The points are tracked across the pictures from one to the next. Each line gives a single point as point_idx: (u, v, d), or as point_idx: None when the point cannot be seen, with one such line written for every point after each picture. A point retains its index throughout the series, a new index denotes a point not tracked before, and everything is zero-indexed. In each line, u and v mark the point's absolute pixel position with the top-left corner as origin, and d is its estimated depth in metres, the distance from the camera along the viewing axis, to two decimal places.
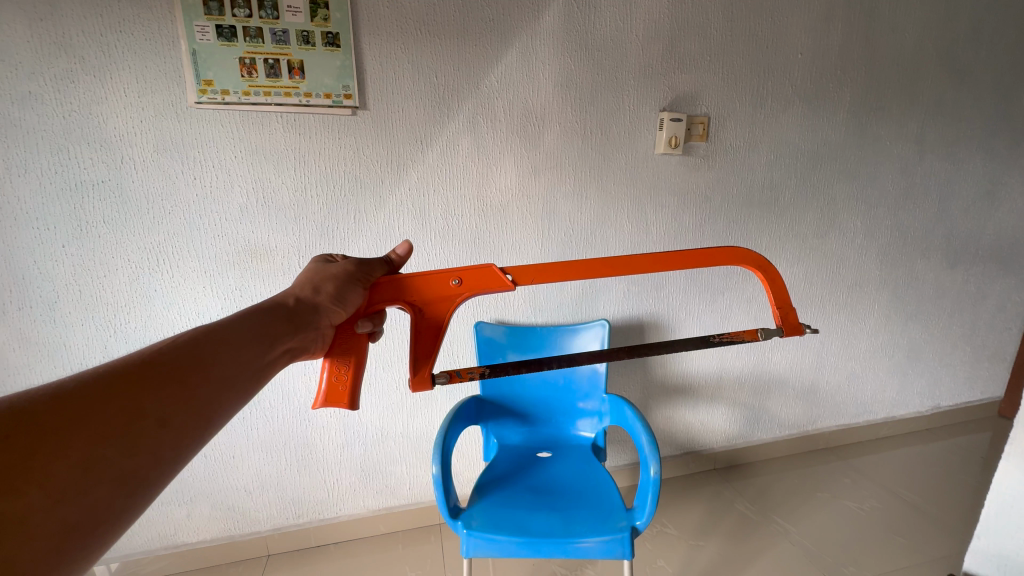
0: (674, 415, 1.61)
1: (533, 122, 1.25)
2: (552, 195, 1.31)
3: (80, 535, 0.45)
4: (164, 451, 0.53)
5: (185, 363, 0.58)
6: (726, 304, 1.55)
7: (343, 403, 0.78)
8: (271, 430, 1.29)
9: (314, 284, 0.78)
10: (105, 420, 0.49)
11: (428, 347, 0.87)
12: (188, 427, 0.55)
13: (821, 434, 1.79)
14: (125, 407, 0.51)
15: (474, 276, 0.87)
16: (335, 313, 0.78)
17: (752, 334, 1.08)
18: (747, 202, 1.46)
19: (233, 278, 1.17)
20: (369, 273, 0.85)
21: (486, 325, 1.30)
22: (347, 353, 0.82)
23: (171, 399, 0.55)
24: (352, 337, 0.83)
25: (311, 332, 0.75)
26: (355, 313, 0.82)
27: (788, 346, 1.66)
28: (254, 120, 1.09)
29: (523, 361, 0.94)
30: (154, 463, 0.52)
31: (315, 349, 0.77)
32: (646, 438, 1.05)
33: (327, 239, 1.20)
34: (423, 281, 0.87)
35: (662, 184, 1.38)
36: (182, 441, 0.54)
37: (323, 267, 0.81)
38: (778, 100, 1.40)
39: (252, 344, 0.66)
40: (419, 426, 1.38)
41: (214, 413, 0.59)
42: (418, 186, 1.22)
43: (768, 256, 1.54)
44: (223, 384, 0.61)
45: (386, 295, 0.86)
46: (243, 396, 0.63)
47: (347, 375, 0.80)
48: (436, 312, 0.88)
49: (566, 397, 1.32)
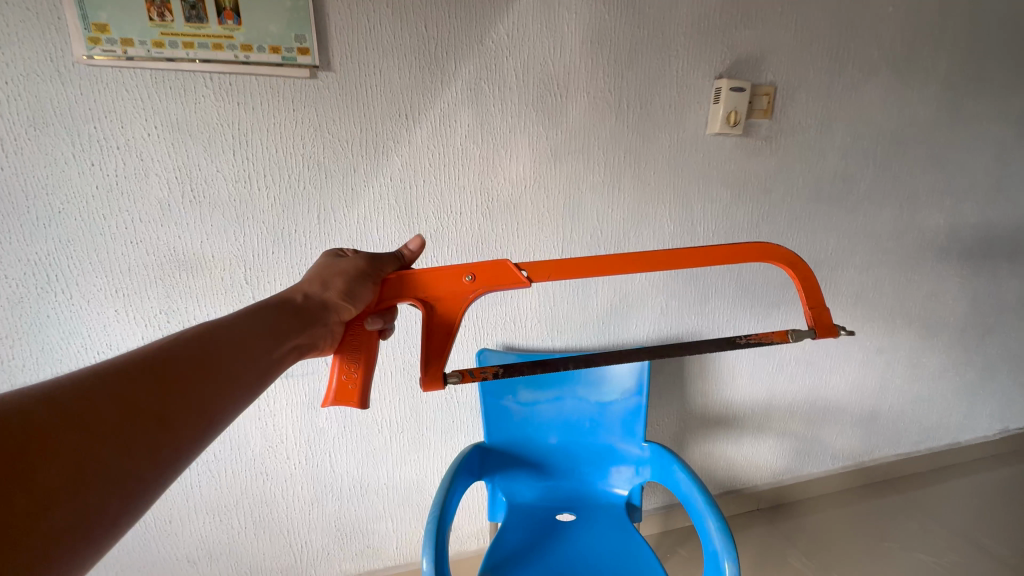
0: (715, 450, 1.35)
1: (554, 92, 0.95)
2: (577, 187, 1.01)
3: (70, 543, 0.38)
4: (163, 453, 0.45)
5: (185, 359, 0.51)
6: (782, 319, 1.28)
7: (354, 403, 0.68)
8: (220, 487, 1.02)
9: (323, 281, 0.68)
10: (99, 417, 0.42)
11: (441, 346, 0.74)
12: (189, 428, 0.48)
13: (880, 465, 1.54)
14: (124, 401, 0.44)
15: (489, 271, 0.74)
16: (345, 310, 0.68)
17: (780, 336, 0.86)
18: (815, 195, 1.18)
19: (158, 300, 0.88)
20: (381, 269, 0.73)
21: (491, 353, 1.03)
22: (357, 350, 0.71)
23: (168, 397, 0.47)
24: (361, 333, 0.72)
25: (320, 330, 0.65)
26: (364, 310, 0.71)
27: (849, 366, 1.39)
28: (173, 84, 0.79)
29: (542, 363, 0.78)
30: (150, 465, 0.44)
31: (323, 347, 0.67)
32: (713, 522, 0.78)
33: (282, 246, 0.90)
34: (434, 275, 0.73)
35: (714, 172, 1.09)
36: (181, 443, 0.47)
37: (330, 261, 0.70)
38: (860, 66, 1.11)
39: (259, 338, 0.59)
40: (408, 474, 1.12)
41: (220, 414, 0.51)
42: (403, 175, 0.92)
43: (834, 261, 1.26)
44: (226, 382, 0.53)
45: (394, 292, 0.73)
46: (248, 396, 0.55)
47: (357, 373, 0.70)
48: (448, 310, 0.74)
49: (592, 443, 1.06)
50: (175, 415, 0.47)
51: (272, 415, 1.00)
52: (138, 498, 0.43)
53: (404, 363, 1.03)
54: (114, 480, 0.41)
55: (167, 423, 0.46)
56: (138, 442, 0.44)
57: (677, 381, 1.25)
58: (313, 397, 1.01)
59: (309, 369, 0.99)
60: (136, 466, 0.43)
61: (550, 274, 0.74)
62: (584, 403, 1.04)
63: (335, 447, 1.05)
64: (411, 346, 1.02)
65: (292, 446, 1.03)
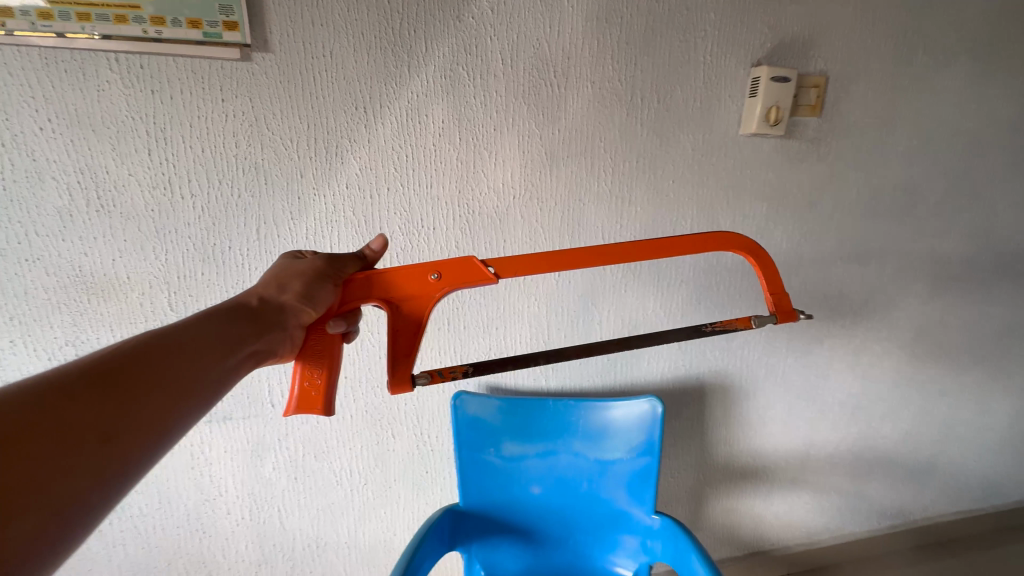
0: (739, 505, 1.16)
1: (550, 81, 0.77)
2: (578, 198, 0.83)
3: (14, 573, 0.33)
4: (107, 468, 0.39)
5: (130, 364, 0.43)
6: (825, 355, 1.07)
7: (318, 411, 0.59)
8: (149, 545, 0.87)
9: (281, 282, 0.58)
10: (30, 434, 0.36)
11: (408, 348, 0.64)
12: (139, 439, 0.41)
13: (938, 526, 1.30)
14: (58, 416, 0.38)
15: (460, 269, 0.64)
16: (306, 313, 0.58)
17: (744, 322, 0.75)
18: (870, 210, 0.97)
19: (64, 329, 0.73)
20: (342, 269, 0.63)
21: (469, 402, 0.83)
22: (319, 356, 0.61)
23: (110, 408, 0.40)
24: (323, 338, 0.61)
25: (281, 335, 0.56)
26: (326, 313, 0.61)
27: (902, 411, 1.18)
28: (68, 66, 0.63)
29: (513, 358, 0.71)
30: (93, 484, 0.38)
31: (283, 353, 0.57)
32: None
33: (213, 266, 0.75)
34: (404, 272, 0.63)
35: (746, 181, 0.89)
36: (130, 455, 0.40)
37: (288, 263, 0.61)
38: (933, 53, 0.90)
39: (214, 340, 0.50)
40: (373, 532, 0.95)
41: (173, 423, 0.44)
42: (361, 183, 0.75)
43: (891, 289, 1.05)
44: (180, 386, 0.45)
45: (361, 292, 0.63)
46: (209, 402, 0.48)
47: (321, 378, 0.60)
48: (416, 312, 0.64)
49: (591, 510, 0.86)
50: (119, 427, 0.40)
51: (209, 463, 0.85)
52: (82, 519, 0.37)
53: (366, 406, 0.87)
54: (51, 503, 0.35)
55: (112, 436, 0.39)
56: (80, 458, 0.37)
57: (695, 427, 1.06)
58: (258, 444, 0.85)
59: (252, 410, 0.83)
60: (78, 484, 0.37)
61: (522, 269, 0.66)
62: (582, 460, 0.86)
63: (285, 500, 0.89)
64: (375, 385, 0.86)
65: (234, 499, 0.87)
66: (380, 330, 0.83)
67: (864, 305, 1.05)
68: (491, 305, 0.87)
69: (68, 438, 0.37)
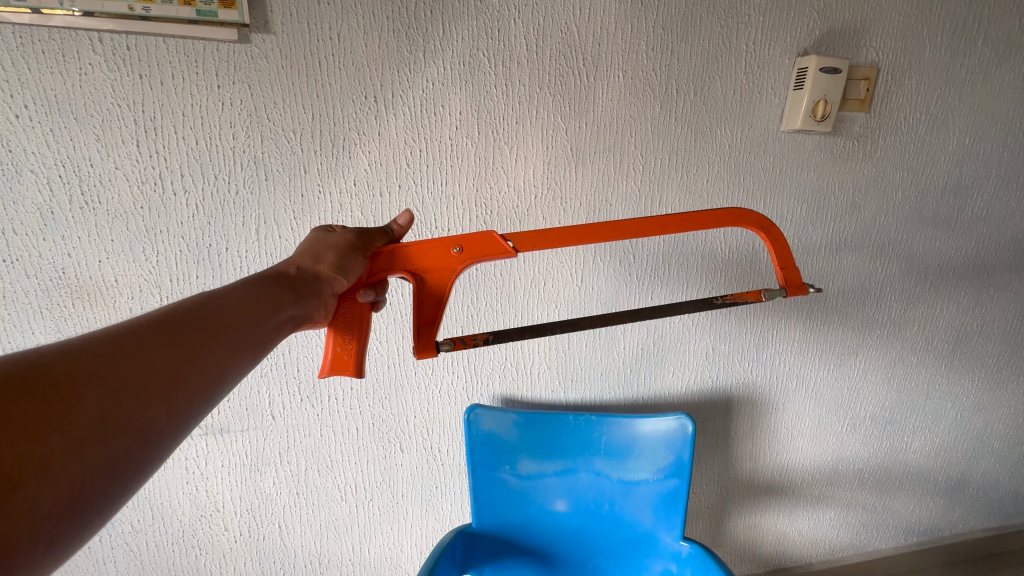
0: (761, 521, 1.11)
1: (578, 70, 0.70)
2: (605, 198, 0.77)
3: (79, 498, 0.33)
4: (142, 436, 0.36)
5: (180, 322, 0.42)
6: (859, 367, 1.01)
7: (350, 373, 0.55)
8: (142, 562, 0.82)
9: (313, 253, 0.54)
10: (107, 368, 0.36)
11: (431, 317, 0.58)
12: (175, 404, 0.39)
13: (967, 544, 1.25)
14: (81, 386, 0.35)
15: (481, 243, 0.58)
16: (339, 282, 0.54)
17: (754, 296, 0.67)
18: (915, 213, 0.90)
19: (47, 335, 0.67)
20: (370, 242, 0.57)
21: (484, 414, 0.78)
22: (351, 322, 0.56)
23: (144, 373, 0.38)
24: (353, 306, 0.56)
25: (316, 302, 0.53)
26: (357, 283, 0.56)
27: (936, 426, 1.11)
28: (46, 47, 0.57)
29: (532, 328, 0.63)
30: (164, 417, 0.38)
31: (318, 319, 0.54)
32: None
33: (208, 269, 0.68)
34: (425, 244, 0.57)
35: (786, 181, 0.82)
36: (163, 422, 0.38)
37: (319, 235, 0.56)
38: (994, 43, 0.82)
39: (261, 302, 0.47)
40: (379, 549, 0.90)
41: (226, 373, 0.43)
42: (370, 180, 0.69)
43: (933, 298, 0.98)
44: (218, 349, 0.43)
45: (387, 265, 0.57)
46: (256, 356, 0.46)
47: (353, 341, 0.56)
48: (439, 288, 0.58)
49: (611, 532, 0.81)
50: (166, 385, 0.38)
51: (205, 478, 0.79)
52: (114, 491, 0.35)
53: (373, 418, 0.81)
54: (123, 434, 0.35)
55: (147, 401, 0.37)
56: (138, 406, 0.36)
57: (719, 441, 1.00)
58: (256, 458, 0.80)
59: (251, 422, 0.78)
60: (151, 416, 0.37)
61: (539, 243, 0.59)
62: (604, 480, 0.80)
63: (286, 516, 0.84)
64: (383, 396, 0.80)
65: (232, 515, 0.82)
66: (388, 338, 0.77)
67: (903, 315, 0.98)
68: (508, 312, 0.81)
69: (121, 388, 0.36)
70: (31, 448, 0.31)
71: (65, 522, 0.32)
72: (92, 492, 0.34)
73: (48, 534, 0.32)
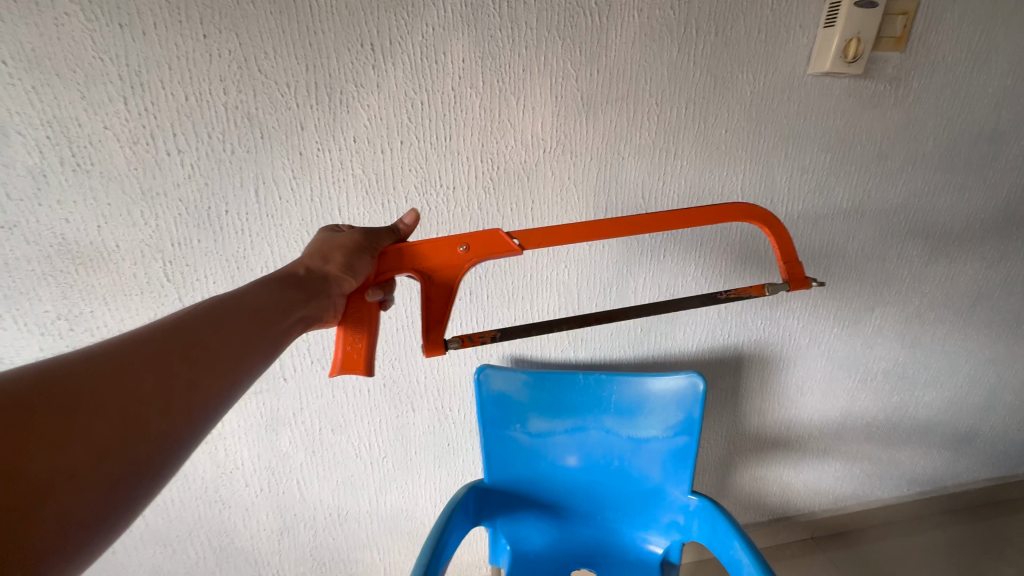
0: (765, 473, 1.13)
1: (590, 9, 0.65)
2: (618, 151, 0.73)
3: (102, 506, 0.34)
4: (162, 443, 0.38)
5: (194, 327, 0.42)
6: (875, 324, 0.99)
7: (360, 371, 0.53)
8: (169, 516, 0.85)
9: (322, 253, 0.54)
10: (126, 376, 0.37)
11: (439, 316, 0.58)
12: (194, 409, 0.40)
13: (965, 492, 1.29)
14: (101, 395, 0.36)
15: (488, 241, 0.57)
16: (348, 282, 0.53)
17: (758, 290, 0.64)
18: (945, 163, 0.85)
19: (54, 302, 0.67)
20: (377, 242, 0.57)
21: (494, 376, 0.78)
22: (359, 322, 0.55)
23: (163, 380, 0.39)
24: (363, 306, 0.56)
25: (326, 303, 0.52)
26: (365, 283, 0.56)
27: (948, 381, 1.11)
28: None
29: (538, 324, 0.62)
30: (184, 423, 0.39)
31: (329, 319, 0.54)
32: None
33: (209, 232, 0.67)
34: (432, 243, 0.57)
35: (810, 130, 0.78)
36: (183, 428, 0.39)
37: (327, 234, 0.55)
38: None
39: (270, 304, 0.48)
40: (395, 502, 0.93)
41: (242, 376, 0.44)
42: (370, 136, 0.66)
43: (956, 252, 0.95)
44: (233, 352, 0.43)
45: (394, 264, 0.57)
46: (270, 358, 0.46)
47: (362, 341, 0.55)
48: (448, 286, 0.58)
49: (621, 487, 0.82)
50: (184, 392, 0.39)
51: (223, 438, 0.81)
52: (137, 496, 0.36)
53: (384, 379, 0.82)
54: (144, 441, 0.36)
55: (166, 409, 0.38)
56: (158, 413, 0.37)
57: (728, 397, 1.01)
58: (272, 418, 0.81)
59: (263, 384, 0.79)
60: (172, 423, 0.38)
61: (544, 241, 0.57)
62: (614, 437, 0.81)
63: (304, 472, 0.87)
64: (393, 357, 0.80)
65: (251, 472, 0.85)
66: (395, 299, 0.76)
67: (924, 271, 0.95)
68: (516, 272, 0.79)
69: (139, 396, 0.37)
70: (53, 453, 0.32)
71: (92, 526, 0.34)
72: (117, 496, 0.35)
73: (76, 537, 0.33)
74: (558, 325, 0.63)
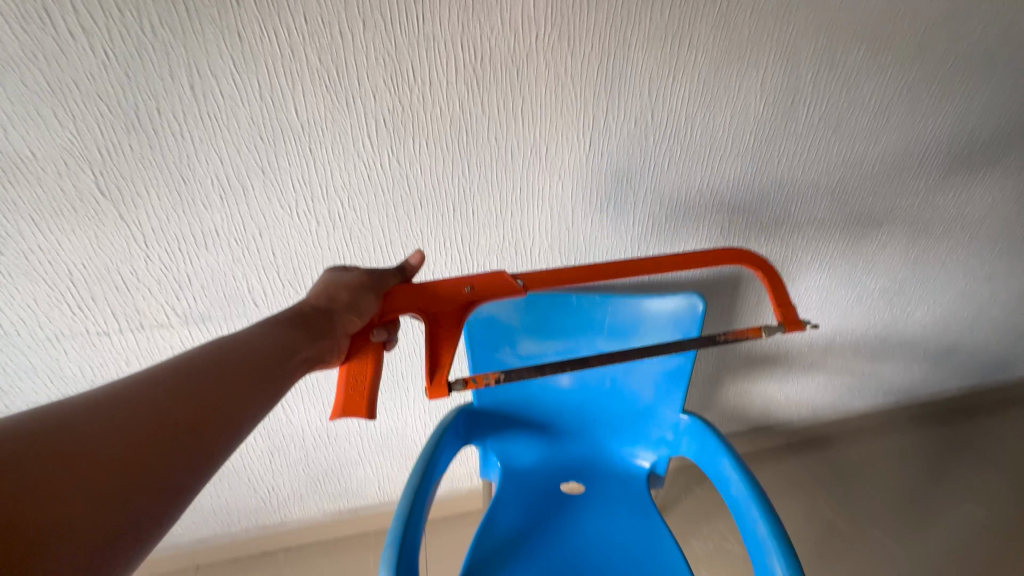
0: (750, 387, 1.15)
1: None
2: (623, 38, 0.61)
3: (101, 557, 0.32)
4: (162, 489, 0.36)
5: (195, 373, 0.42)
6: (880, 240, 0.94)
7: (361, 415, 0.54)
8: None
9: (327, 294, 0.54)
10: (124, 425, 0.37)
11: (443, 356, 0.57)
12: (195, 456, 0.39)
13: (936, 400, 1.34)
14: (100, 440, 0.35)
15: (493, 284, 0.58)
16: (352, 320, 0.53)
17: (754, 331, 0.62)
18: (990, 57, 0.75)
19: None
20: (384, 281, 0.57)
21: (482, 299, 0.73)
22: (364, 363, 0.55)
23: (163, 426, 0.38)
24: (367, 346, 0.56)
25: (330, 341, 0.52)
26: (370, 323, 0.55)
27: (942, 297, 1.09)
28: None
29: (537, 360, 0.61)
30: (184, 468, 0.38)
31: (333, 360, 0.53)
32: (779, 563, 0.54)
33: (140, 137, 0.57)
34: (438, 284, 0.57)
35: (847, 13, 0.66)
36: (184, 475, 0.38)
37: (330, 276, 0.55)
38: None
39: (273, 347, 0.48)
40: (384, 423, 0.93)
41: (244, 419, 0.43)
42: (323, 14, 0.53)
43: (979, 161, 0.88)
44: (234, 396, 0.43)
45: (400, 302, 0.56)
46: (272, 402, 0.46)
47: (365, 383, 0.55)
48: (453, 325, 0.57)
49: (611, 406, 0.82)
50: (186, 438, 0.39)
51: None
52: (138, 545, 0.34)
53: None
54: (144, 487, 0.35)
55: (166, 455, 0.37)
56: (157, 459, 0.37)
57: (722, 316, 0.98)
58: None
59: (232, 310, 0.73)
60: (171, 469, 0.37)
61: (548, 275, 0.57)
62: None
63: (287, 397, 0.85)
64: None
65: None
66: (370, 217, 0.68)
67: (942, 183, 0.89)
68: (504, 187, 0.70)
69: (138, 443, 0.37)
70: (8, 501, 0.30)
71: None
72: (116, 543, 0.33)
73: None
74: (570, 364, 0.60)
